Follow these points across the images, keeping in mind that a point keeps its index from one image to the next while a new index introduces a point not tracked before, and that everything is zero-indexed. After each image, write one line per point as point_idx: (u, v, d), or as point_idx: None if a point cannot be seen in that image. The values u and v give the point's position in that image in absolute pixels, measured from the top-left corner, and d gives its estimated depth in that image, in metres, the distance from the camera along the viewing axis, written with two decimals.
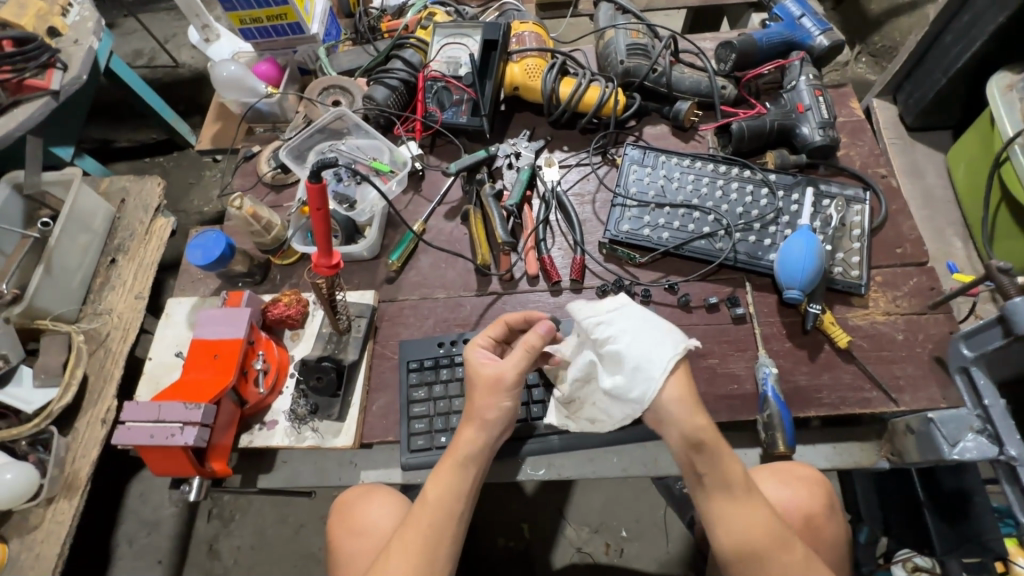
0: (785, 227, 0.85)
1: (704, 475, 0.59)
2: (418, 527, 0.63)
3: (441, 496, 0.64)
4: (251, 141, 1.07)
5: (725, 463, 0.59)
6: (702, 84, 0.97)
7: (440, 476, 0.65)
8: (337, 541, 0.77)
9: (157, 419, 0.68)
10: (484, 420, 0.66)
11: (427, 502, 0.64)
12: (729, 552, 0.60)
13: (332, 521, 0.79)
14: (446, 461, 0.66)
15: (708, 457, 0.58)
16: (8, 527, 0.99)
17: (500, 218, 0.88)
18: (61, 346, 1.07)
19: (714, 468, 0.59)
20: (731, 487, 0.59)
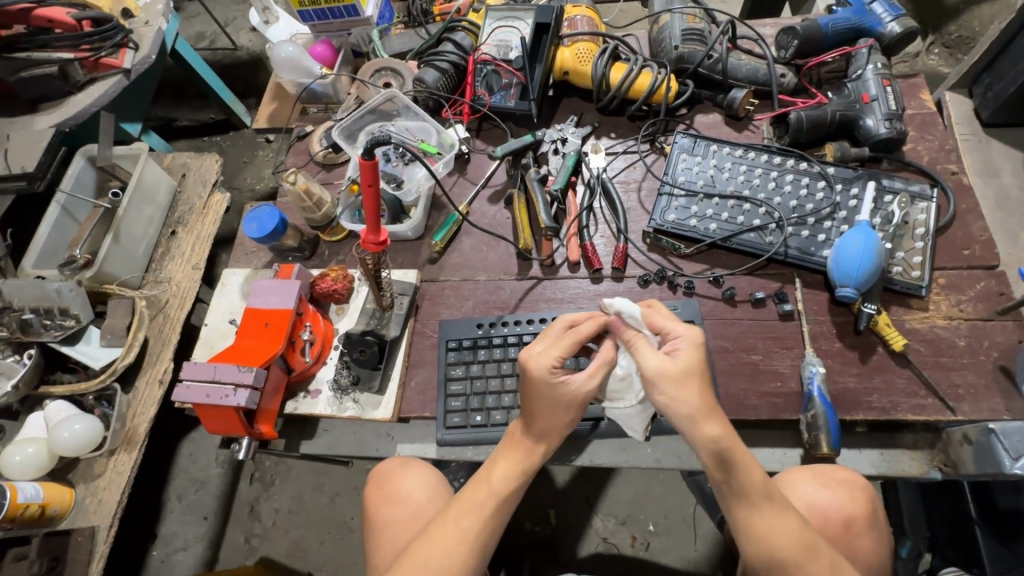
0: (841, 223, 0.81)
1: (724, 484, 0.60)
2: (478, 504, 0.66)
3: (506, 479, 0.66)
4: (305, 121, 1.10)
5: (745, 471, 0.59)
6: (760, 72, 0.93)
7: (504, 460, 0.67)
8: (374, 508, 0.80)
9: (213, 379, 0.72)
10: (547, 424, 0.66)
11: (491, 484, 0.66)
12: (756, 559, 0.59)
13: (368, 490, 0.82)
14: (517, 446, 0.68)
15: (727, 465, 0.59)
16: (76, 473, 1.07)
17: (544, 203, 0.88)
18: (126, 310, 1.14)
19: (734, 476, 0.59)
20: (751, 495, 0.59)
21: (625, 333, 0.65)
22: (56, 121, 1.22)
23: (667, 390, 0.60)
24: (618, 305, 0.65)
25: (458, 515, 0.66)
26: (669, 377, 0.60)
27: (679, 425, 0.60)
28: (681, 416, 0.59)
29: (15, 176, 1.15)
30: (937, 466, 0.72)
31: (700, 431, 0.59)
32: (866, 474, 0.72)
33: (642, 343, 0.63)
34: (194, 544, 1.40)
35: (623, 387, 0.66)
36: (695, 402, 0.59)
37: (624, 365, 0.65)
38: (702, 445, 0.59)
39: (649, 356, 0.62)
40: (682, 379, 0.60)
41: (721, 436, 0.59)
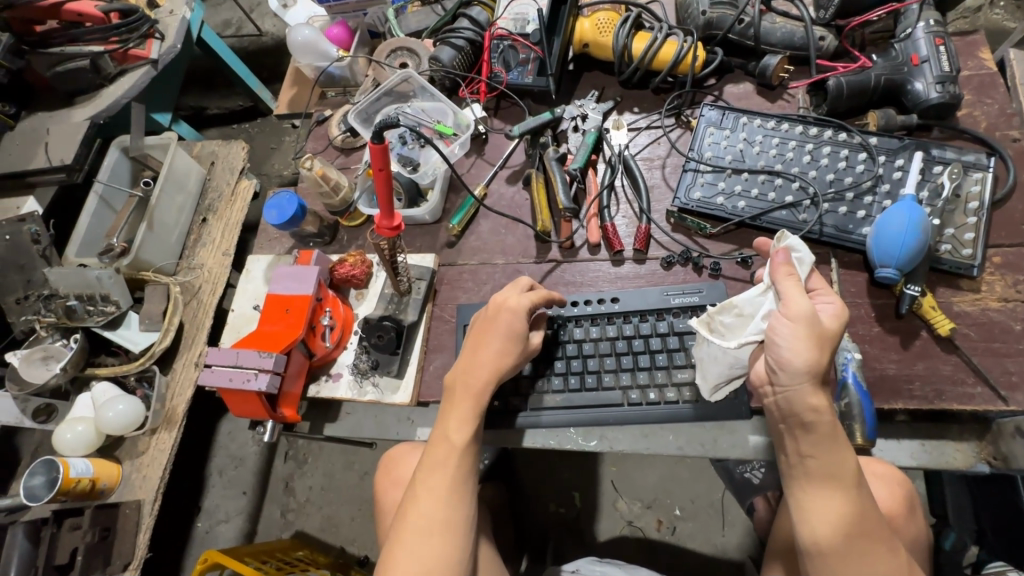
0: (883, 198, 0.75)
1: (810, 460, 0.55)
2: (446, 460, 0.68)
3: (461, 430, 0.69)
4: (324, 105, 1.09)
5: (840, 449, 0.54)
6: (796, 35, 0.87)
7: (452, 414, 0.69)
8: (383, 492, 0.86)
9: (236, 364, 0.74)
10: (486, 358, 0.70)
11: (450, 439, 0.68)
12: (826, 542, 0.54)
13: (379, 474, 0.88)
14: (459, 399, 0.70)
15: (816, 438, 0.54)
16: (122, 450, 1.14)
17: (563, 183, 0.85)
18: (161, 295, 1.18)
19: (823, 452, 0.54)
20: (838, 476, 0.54)
21: (782, 267, 0.57)
22: (91, 113, 1.26)
23: (793, 331, 0.54)
24: (791, 240, 0.59)
25: (428, 476, 0.68)
26: (814, 327, 0.54)
27: (780, 372, 0.55)
28: (800, 372, 0.53)
29: (55, 168, 1.20)
30: (984, 458, 0.68)
31: (808, 394, 0.54)
32: (904, 466, 0.68)
33: (796, 283, 0.57)
34: (235, 517, 1.47)
35: (734, 325, 0.62)
36: (819, 359, 0.54)
37: (755, 303, 0.61)
38: (798, 410, 0.55)
39: (798, 297, 0.56)
40: (816, 335, 0.54)
41: (826, 408, 0.54)
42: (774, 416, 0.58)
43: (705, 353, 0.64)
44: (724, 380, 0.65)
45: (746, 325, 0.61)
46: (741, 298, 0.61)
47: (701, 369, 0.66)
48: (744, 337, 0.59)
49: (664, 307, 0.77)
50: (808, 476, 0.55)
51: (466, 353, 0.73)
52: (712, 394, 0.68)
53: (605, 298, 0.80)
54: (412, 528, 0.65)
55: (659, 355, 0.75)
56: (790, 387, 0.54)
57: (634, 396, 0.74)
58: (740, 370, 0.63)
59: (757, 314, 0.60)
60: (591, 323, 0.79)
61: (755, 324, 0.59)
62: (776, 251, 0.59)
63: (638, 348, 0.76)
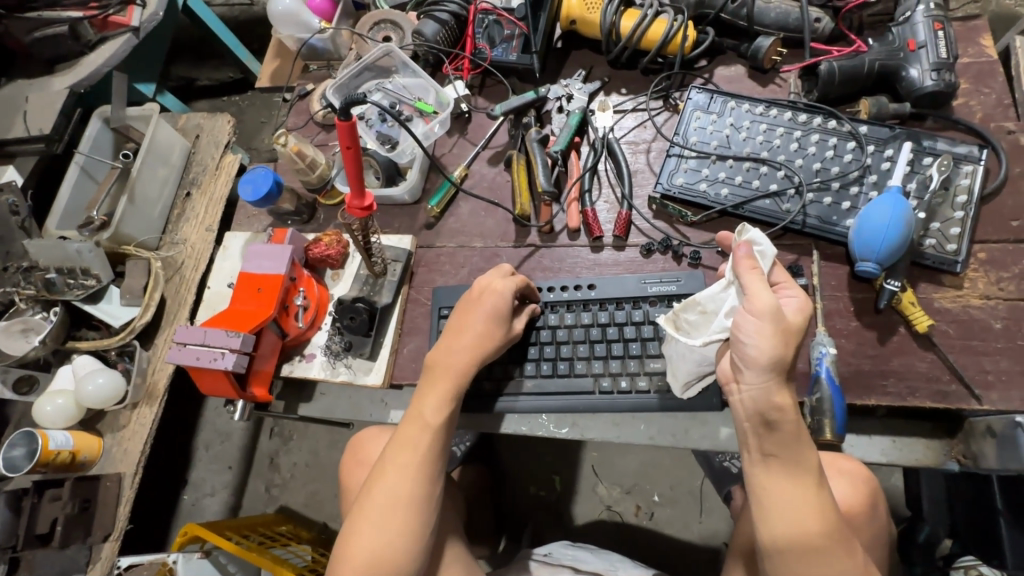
0: (869, 189, 0.73)
1: (773, 458, 0.53)
2: (416, 437, 0.67)
3: (438, 410, 0.68)
4: (306, 79, 1.07)
5: (803, 448, 0.53)
6: (791, 16, 0.83)
7: (431, 394, 0.69)
8: (350, 475, 0.86)
9: (203, 343, 0.72)
10: (469, 339, 0.70)
11: (423, 417, 0.68)
12: (781, 540, 0.53)
13: (345, 458, 0.88)
14: (437, 376, 0.70)
15: (780, 437, 0.53)
16: (103, 423, 1.14)
17: (543, 166, 0.83)
18: (143, 270, 1.18)
19: (787, 450, 0.53)
20: (801, 472, 0.53)
21: (744, 261, 0.56)
22: (71, 82, 1.24)
23: (757, 328, 0.53)
24: (752, 234, 0.58)
25: (397, 453, 0.67)
26: (780, 323, 0.53)
27: (746, 369, 0.54)
28: (765, 368, 0.52)
29: (34, 138, 1.18)
30: (955, 457, 0.67)
31: (774, 392, 0.53)
32: (873, 462, 0.68)
33: (760, 276, 0.55)
34: (221, 490, 1.49)
35: (698, 322, 0.61)
36: (781, 353, 0.52)
37: (717, 299, 0.59)
38: (763, 409, 0.53)
39: (762, 292, 0.54)
40: (780, 329, 0.53)
41: (789, 406, 0.53)
42: (739, 415, 0.56)
43: (674, 351, 0.64)
44: (694, 377, 0.64)
45: (710, 322, 0.60)
46: (702, 295, 0.60)
47: (671, 367, 0.65)
48: (709, 335, 0.59)
49: (640, 295, 0.76)
50: (770, 472, 0.54)
51: (448, 336, 0.72)
52: (684, 391, 0.67)
53: (581, 285, 0.78)
54: (377, 502, 0.66)
55: (633, 344, 0.74)
56: (757, 386, 0.53)
57: (606, 384, 0.73)
58: (709, 367, 0.62)
59: (719, 311, 0.59)
60: (566, 309, 0.78)
61: (720, 321, 0.58)
62: (738, 245, 0.57)
63: (613, 337, 0.75)
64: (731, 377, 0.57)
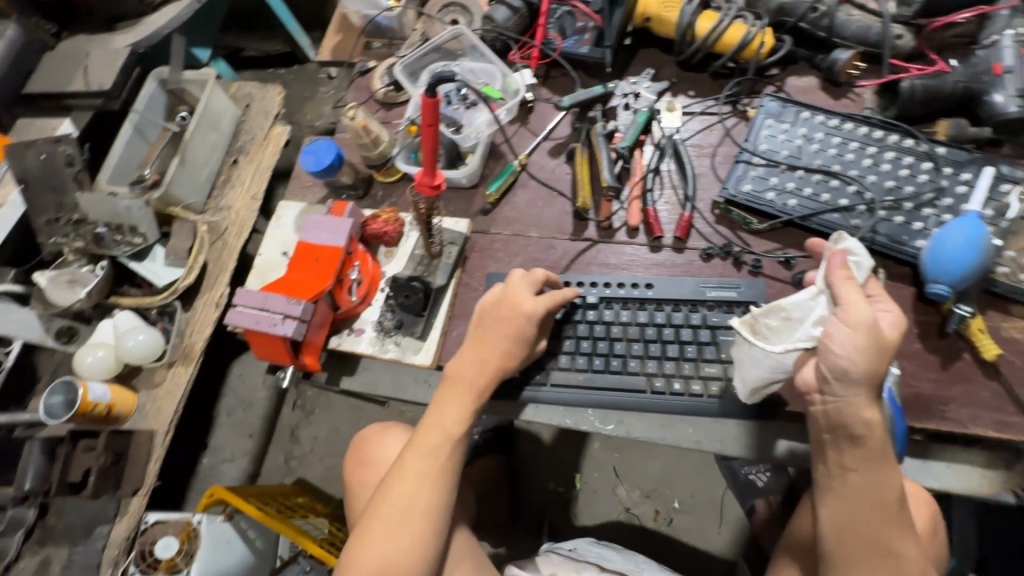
0: (943, 211, 0.72)
1: (853, 474, 0.55)
2: (434, 445, 0.70)
3: (457, 421, 0.70)
4: (368, 55, 1.07)
5: (884, 466, 0.54)
6: (872, 31, 0.82)
7: (450, 402, 0.70)
8: (355, 464, 0.89)
9: (264, 308, 0.73)
10: (490, 341, 0.70)
11: (443, 425, 0.70)
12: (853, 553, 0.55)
13: (349, 453, 0.91)
14: (458, 386, 0.71)
15: (864, 453, 0.54)
16: (138, 380, 1.15)
17: (608, 160, 0.83)
18: (188, 233, 1.19)
19: (868, 466, 0.55)
20: (882, 492, 0.54)
21: (840, 271, 0.55)
22: (132, 40, 1.24)
23: (851, 340, 0.52)
24: (850, 244, 0.58)
25: (414, 460, 0.70)
26: (876, 337, 0.53)
27: (833, 382, 0.54)
28: (858, 382, 0.52)
29: (93, 93, 1.19)
30: (1008, 488, 0.67)
31: (863, 407, 0.53)
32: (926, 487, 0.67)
33: (856, 287, 0.54)
34: (240, 457, 1.50)
35: (779, 328, 0.59)
36: (874, 368, 0.52)
37: (803, 307, 0.58)
38: (848, 423, 0.54)
39: (860, 305, 0.53)
40: (876, 343, 0.52)
41: (877, 422, 0.54)
42: (818, 425, 0.57)
43: (746, 356, 0.60)
44: (764, 383, 0.61)
45: (793, 329, 0.58)
46: (788, 301, 0.58)
47: (739, 371, 0.63)
48: (792, 342, 0.57)
49: (698, 298, 0.76)
50: (848, 489, 0.55)
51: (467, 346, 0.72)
52: (749, 396, 0.64)
53: (639, 283, 0.78)
54: (391, 504, 0.68)
55: (689, 347, 0.74)
56: (843, 398, 0.53)
57: (659, 383, 0.73)
58: (784, 374, 0.60)
59: (806, 319, 0.57)
60: (622, 306, 0.78)
61: (806, 330, 0.57)
62: (833, 254, 0.57)
63: (668, 337, 0.75)
64: (814, 387, 0.56)
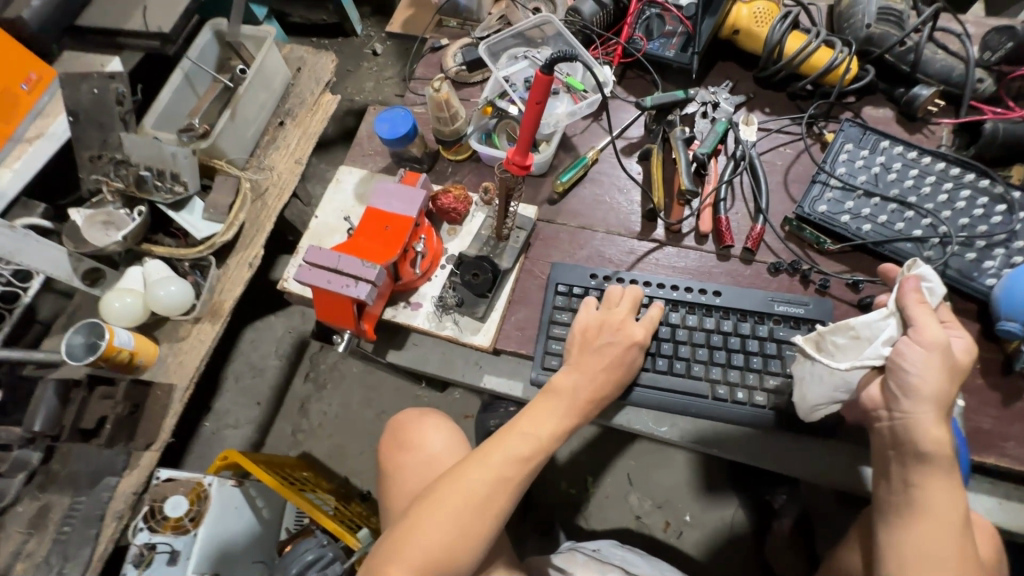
0: (1014, 253, 0.73)
1: (915, 489, 0.58)
2: (515, 446, 0.67)
3: (548, 428, 0.68)
4: (441, 33, 1.06)
5: (947, 484, 0.58)
6: (955, 72, 0.84)
7: (547, 409, 0.69)
8: (393, 456, 0.83)
9: (336, 268, 0.72)
10: (596, 354, 0.71)
11: (531, 430, 0.68)
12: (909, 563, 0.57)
13: (385, 438, 0.86)
14: (555, 396, 0.70)
15: (927, 468, 0.57)
16: (162, 331, 1.12)
17: (686, 163, 0.83)
18: (230, 188, 1.16)
19: (930, 482, 0.58)
20: (942, 509, 0.57)
21: (913, 296, 0.59)
22: None
23: (924, 359, 0.56)
24: (922, 270, 0.61)
25: (487, 455, 0.67)
26: (946, 359, 0.57)
27: (904, 397, 0.57)
28: (926, 398, 0.56)
29: (150, 35, 1.16)
30: None
31: (930, 423, 0.57)
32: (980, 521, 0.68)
33: (928, 311, 0.59)
34: (244, 425, 1.46)
35: (846, 346, 0.63)
36: (941, 385, 0.56)
37: (873, 327, 0.61)
38: (916, 439, 0.57)
39: (932, 327, 0.57)
40: (946, 362, 0.56)
41: (945, 441, 0.57)
42: (883, 441, 0.61)
43: (806, 372, 0.64)
44: (826, 403, 0.64)
45: (860, 348, 0.62)
46: (857, 320, 0.62)
47: (799, 389, 0.66)
48: (859, 359, 0.61)
49: (766, 311, 0.76)
50: (910, 503, 0.58)
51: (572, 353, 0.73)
52: (808, 415, 0.67)
53: (707, 290, 0.78)
54: (452, 496, 0.64)
55: (754, 358, 0.74)
56: (911, 413, 0.57)
57: (721, 391, 0.73)
58: (846, 396, 0.63)
59: (874, 338, 0.61)
60: (688, 310, 0.77)
61: (874, 348, 0.60)
62: (905, 278, 0.61)
63: (734, 346, 0.75)
64: (881, 404, 0.60)
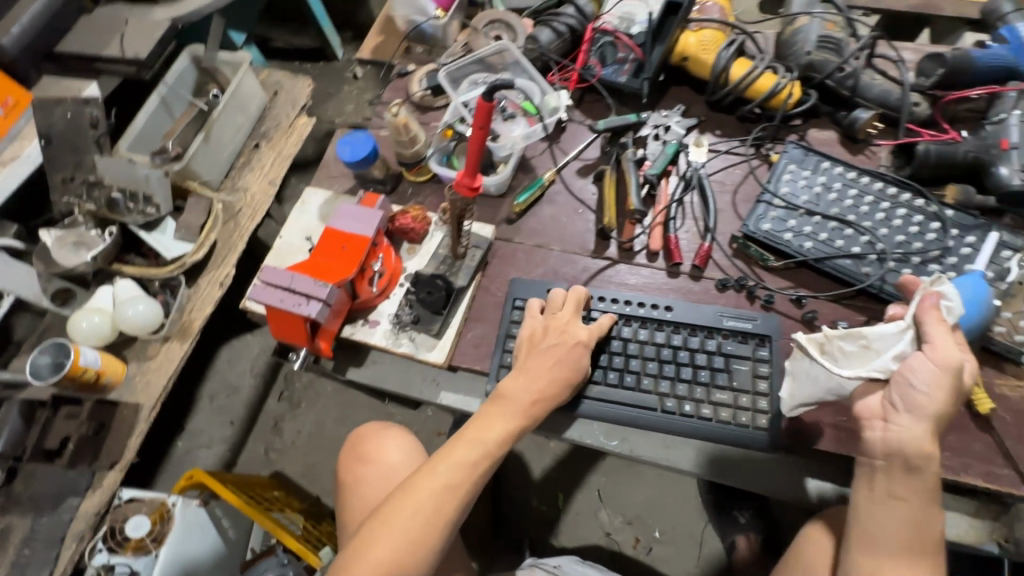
0: (948, 269, 0.76)
1: (899, 500, 0.58)
2: (464, 457, 0.69)
3: (494, 436, 0.70)
4: (408, 59, 1.09)
5: (927, 495, 0.58)
6: (892, 96, 0.87)
7: (492, 418, 0.71)
8: (349, 468, 0.85)
9: (289, 287, 0.74)
10: (539, 360, 0.73)
11: (479, 440, 0.69)
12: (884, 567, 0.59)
13: (343, 450, 0.88)
14: (501, 404, 0.71)
15: (911, 481, 0.58)
16: (131, 350, 1.13)
17: (636, 184, 0.87)
18: (202, 209, 1.18)
19: (912, 494, 0.58)
20: (919, 519, 0.58)
21: (933, 313, 0.58)
22: (172, 15, 1.26)
23: (934, 378, 0.56)
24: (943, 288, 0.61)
25: (438, 467, 0.68)
26: (950, 378, 0.56)
27: (904, 412, 0.57)
28: (927, 415, 0.56)
29: (127, 60, 1.19)
30: (994, 539, 0.68)
31: (924, 439, 0.57)
32: None
33: (947, 331, 0.58)
34: (217, 444, 1.46)
35: (853, 353, 0.62)
36: (940, 404, 0.56)
37: (887, 339, 0.60)
38: (907, 452, 0.57)
39: (948, 347, 0.57)
40: (953, 385, 0.56)
41: (933, 455, 0.57)
42: (871, 454, 0.60)
43: (804, 371, 0.65)
44: (811, 402, 0.65)
45: (867, 357, 0.61)
46: (873, 330, 0.61)
47: (790, 384, 0.66)
48: (863, 369, 0.60)
49: (715, 326, 0.78)
50: (892, 513, 0.59)
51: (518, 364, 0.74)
52: (790, 411, 0.67)
53: (657, 305, 0.80)
54: (402, 512, 0.65)
55: (701, 372, 0.76)
56: (910, 428, 0.57)
57: (669, 404, 0.75)
58: (834, 398, 0.63)
59: (885, 351, 0.60)
60: (640, 324, 0.80)
61: (883, 361, 0.59)
62: (927, 292, 0.60)
63: (683, 360, 0.77)
64: (878, 416, 0.59)
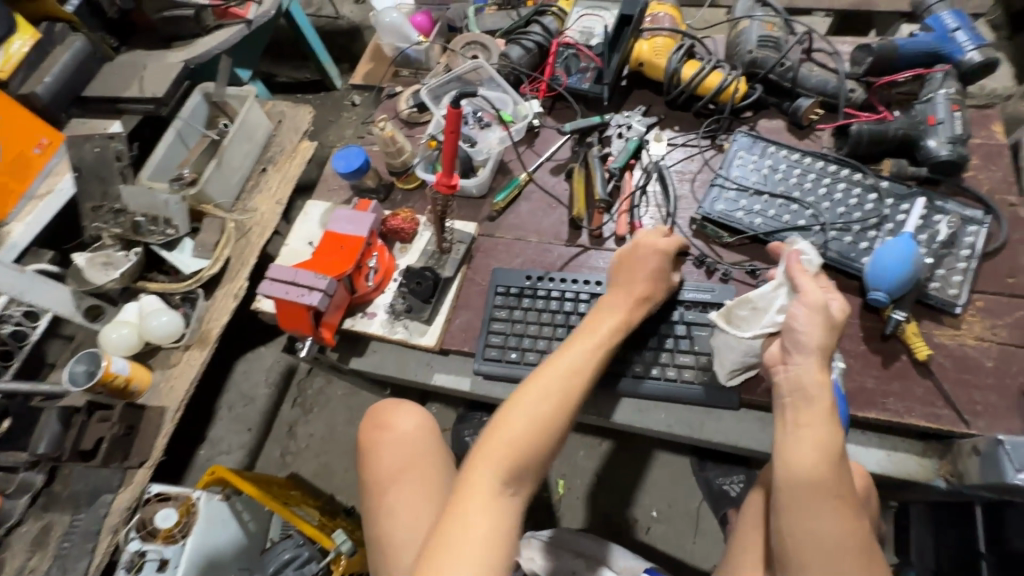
0: (886, 234, 0.84)
1: (804, 426, 0.63)
2: (524, 428, 0.69)
3: (547, 403, 0.70)
4: (396, 82, 1.21)
5: (829, 419, 0.62)
6: (830, 84, 0.96)
7: (542, 385, 0.71)
8: (368, 437, 0.92)
9: (293, 281, 0.84)
10: (619, 294, 0.80)
11: (541, 409, 0.70)
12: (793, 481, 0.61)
13: (364, 421, 0.95)
14: (554, 372, 0.73)
15: (813, 408, 0.63)
16: (156, 359, 1.23)
17: (602, 177, 0.95)
18: (217, 228, 1.30)
19: (815, 420, 0.62)
20: (828, 444, 0.61)
21: (796, 266, 0.69)
22: (185, 57, 1.40)
23: (809, 318, 0.65)
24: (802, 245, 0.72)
25: (495, 441, 0.68)
26: (825, 317, 0.65)
27: (797, 351, 0.65)
28: (813, 350, 0.64)
29: (146, 99, 1.33)
30: (942, 474, 0.74)
31: (815, 371, 0.64)
32: (872, 470, 0.76)
33: (810, 279, 0.68)
34: (236, 450, 1.55)
35: (749, 317, 0.73)
36: (823, 339, 0.64)
37: (768, 298, 0.71)
38: (805, 384, 0.64)
39: (814, 291, 0.66)
40: (827, 321, 0.65)
41: (825, 385, 0.64)
42: (780, 392, 0.66)
43: (723, 343, 0.75)
44: (739, 366, 0.75)
45: (760, 317, 0.72)
46: (756, 294, 0.72)
47: (719, 357, 0.77)
48: (760, 328, 0.71)
49: (677, 298, 0.86)
50: (798, 436, 0.63)
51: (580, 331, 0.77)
52: (728, 379, 0.77)
53: None
54: (472, 490, 0.65)
55: (666, 340, 0.84)
56: (802, 364, 0.64)
57: (637, 369, 0.83)
58: (752, 359, 0.73)
59: (770, 307, 0.71)
60: None
61: (771, 317, 0.70)
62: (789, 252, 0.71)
63: (649, 330, 0.85)
64: (779, 359, 0.67)
